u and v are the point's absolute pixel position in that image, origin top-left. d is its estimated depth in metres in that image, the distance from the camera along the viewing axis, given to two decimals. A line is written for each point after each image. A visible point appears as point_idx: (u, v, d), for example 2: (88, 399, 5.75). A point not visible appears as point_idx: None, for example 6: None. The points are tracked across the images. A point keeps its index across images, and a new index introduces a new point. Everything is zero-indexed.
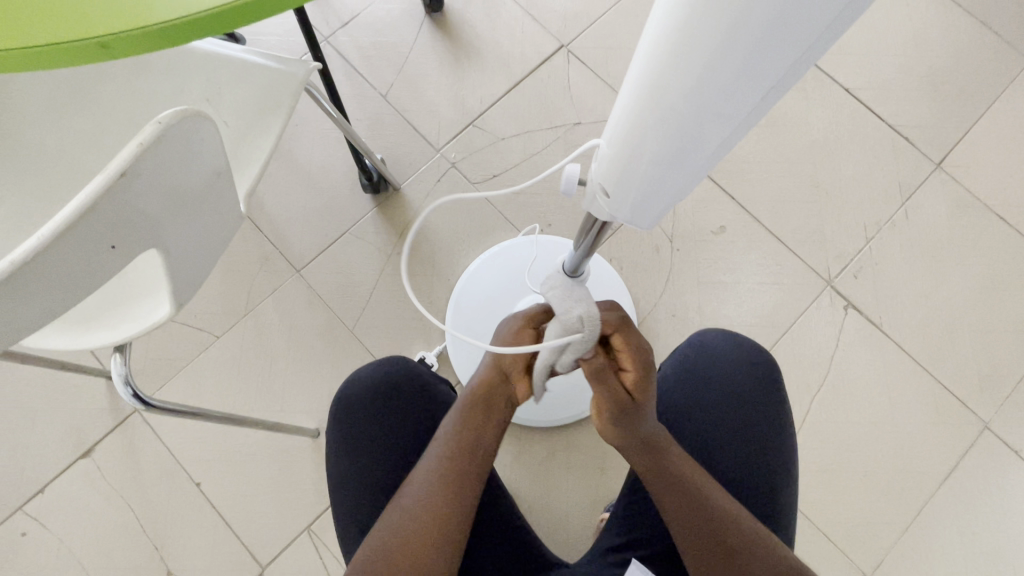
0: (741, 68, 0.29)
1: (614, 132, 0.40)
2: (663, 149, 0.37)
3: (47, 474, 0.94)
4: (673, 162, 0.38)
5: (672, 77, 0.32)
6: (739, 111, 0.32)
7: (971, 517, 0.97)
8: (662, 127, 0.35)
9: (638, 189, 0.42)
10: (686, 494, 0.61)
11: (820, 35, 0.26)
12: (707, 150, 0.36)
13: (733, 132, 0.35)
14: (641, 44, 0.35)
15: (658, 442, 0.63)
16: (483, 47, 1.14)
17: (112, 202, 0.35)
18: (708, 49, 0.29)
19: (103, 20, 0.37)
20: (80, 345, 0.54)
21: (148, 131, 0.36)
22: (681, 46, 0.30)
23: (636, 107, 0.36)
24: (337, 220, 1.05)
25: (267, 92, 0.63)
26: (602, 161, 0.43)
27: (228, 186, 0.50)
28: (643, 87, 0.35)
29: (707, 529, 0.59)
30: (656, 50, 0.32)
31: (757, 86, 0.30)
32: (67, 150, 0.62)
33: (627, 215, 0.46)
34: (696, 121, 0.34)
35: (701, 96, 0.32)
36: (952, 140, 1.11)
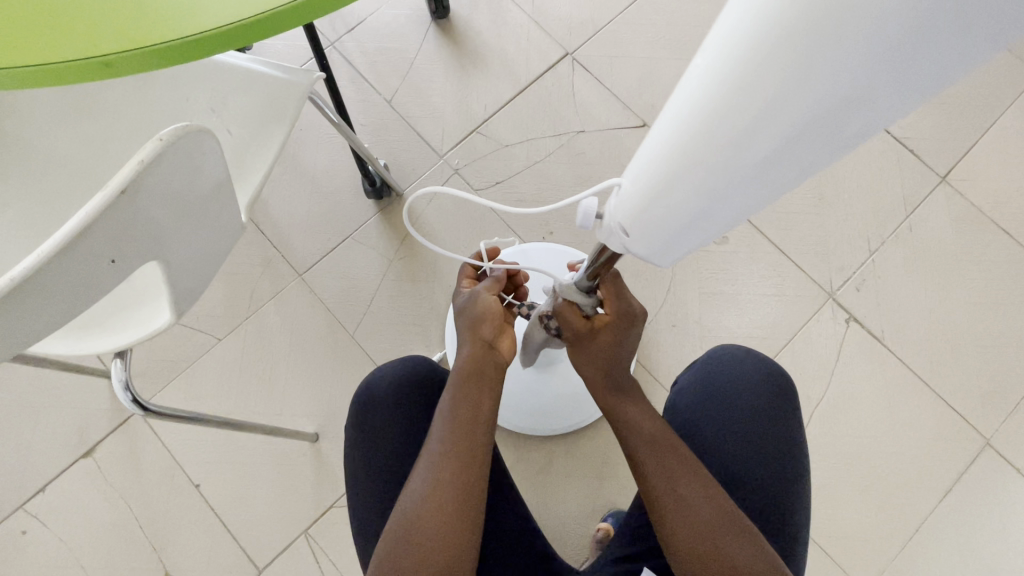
0: (801, 133, 0.27)
1: (643, 175, 0.37)
2: (697, 203, 0.35)
3: (48, 473, 0.95)
4: (706, 213, 0.36)
5: (719, 131, 0.30)
6: (786, 171, 0.31)
7: (970, 533, 0.96)
8: (700, 181, 0.34)
9: (662, 235, 0.40)
10: (650, 440, 0.61)
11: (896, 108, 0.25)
12: (746, 202, 0.35)
13: (777, 187, 0.33)
14: (682, 92, 0.33)
15: (621, 382, 0.64)
16: (488, 54, 1.14)
17: (112, 218, 0.36)
18: (771, 107, 0.27)
19: (108, 39, 0.37)
20: (80, 349, 0.55)
21: (150, 150, 0.36)
22: (738, 101, 0.28)
23: (676, 158, 0.34)
24: (340, 224, 1.06)
25: (271, 100, 0.63)
26: (625, 202, 0.40)
27: (230, 198, 0.50)
28: (684, 138, 0.33)
29: (666, 477, 0.59)
30: (705, 101, 0.30)
31: (814, 150, 0.29)
32: (72, 156, 0.63)
33: (646, 256, 0.44)
34: (741, 178, 0.32)
35: (750, 152, 0.30)
36: (958, 153, 1.11)
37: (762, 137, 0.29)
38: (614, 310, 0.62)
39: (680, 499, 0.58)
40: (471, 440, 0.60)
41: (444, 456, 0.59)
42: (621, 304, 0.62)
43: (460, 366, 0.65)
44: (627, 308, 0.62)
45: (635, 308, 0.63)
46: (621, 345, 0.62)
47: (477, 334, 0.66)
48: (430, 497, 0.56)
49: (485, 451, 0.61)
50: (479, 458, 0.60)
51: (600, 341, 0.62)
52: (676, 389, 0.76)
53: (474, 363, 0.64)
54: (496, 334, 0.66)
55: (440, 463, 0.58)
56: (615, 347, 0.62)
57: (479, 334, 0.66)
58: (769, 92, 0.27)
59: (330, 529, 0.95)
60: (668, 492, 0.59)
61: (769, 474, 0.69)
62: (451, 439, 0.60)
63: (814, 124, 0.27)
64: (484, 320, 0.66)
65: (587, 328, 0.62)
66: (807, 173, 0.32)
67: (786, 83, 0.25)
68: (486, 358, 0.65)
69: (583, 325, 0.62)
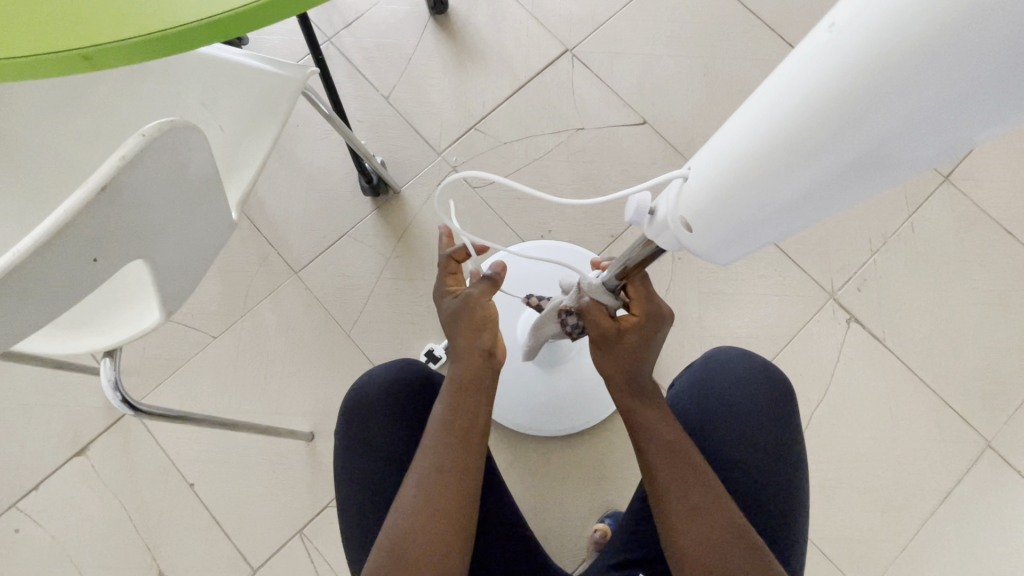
0: (936, 126, 0.24)
1: (721, 169, 0.34)
2: (779, 206, 0.32)
3: (42, 471, 0.94)
4: (787, 215, 0.33)
5: (830, 122, 0.27)
6: (898, 169, 0.27)
7: (970, 536, 0.95)
8: (788, 184, 0.31)
9: (733, 234, 0.36)
10: (666, 444, 0.60)
11: None
12: (834, 206, 0.32)
13: (873, 190, 0.30)
14: (778, 83, 0.29)
15: (641, 383, 0.63)
16: (487, 50, 1.13)
17: (92, 217, 0.35)
18: (905, 98, 0.23)
19: (87, 32, 0.36)
20: (68, 349, 0.54)
21: (132, 145, 0.35)
22: (861, 90, 0.25)
23: (763, 156, 0.31)
24: (337, 222, 1.05)
25: (264, 95, 0.62)
26: (691, 199, 0.37)
27: (220, 195, 0.49)
28: (779, 135, 0.29)
29: (680, 484, 0.58)
30: (817, 87, 0.26)
31: (941, 146, 0.25)
32: (62, 151, 0.62)
33: (707, 255, 0.41)
34: (838, 182, 0.29)
35: (866, 148, 0.26)
36: (962, 152, 1.10)
37: (884, 132, 0.25)
38: (642, 312, 0.61)
39: (692, 507, 0.57)
40: (468, 445, 0.60)
41: (440, 461, 0.58)
42: (651, 307, 0.61)
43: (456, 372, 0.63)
44: (656, 312, 0.61)
45: (662, 310, 0.62)
46: (648, 348, 0.62)
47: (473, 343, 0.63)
48: (423, 500, 0.56)
49: (479, 455, 0.60)
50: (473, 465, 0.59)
51: (626, 342, 0.61)
52: (675, 392, 0.75)
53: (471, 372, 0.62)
54: (493, 343, 0.64)
55: (436, 468, 0.58)
56: (639, 351, 0.61)
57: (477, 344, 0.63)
58: (897, 92, 0.24)
59: (325, 529, 0.94)
60: (680, 499, 0.58)
61: (767, 478, 0.68)
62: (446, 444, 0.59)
63: (948, 126, 0.24)
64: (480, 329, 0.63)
65: (615, 331, 0.61)
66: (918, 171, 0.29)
67: (934, 71, 0.22)
68: (483, 368, 0.63)
69: (611, 327, 0.61)
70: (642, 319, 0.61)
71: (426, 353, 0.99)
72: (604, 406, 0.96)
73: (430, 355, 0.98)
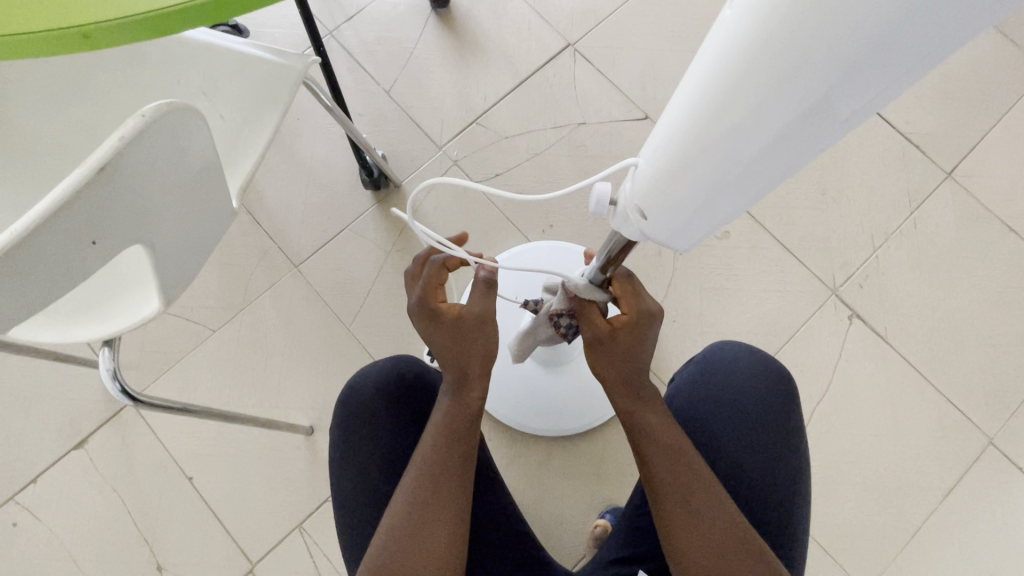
0: (830, 90, 0.26)
1: (661, 150, 0.37)
2: (714, 178, 0.35)
3: (40, 465, 0.94)
4: (726, 188, 0.35)
5: (744, 94, 0.29)
6: (812, 139, 0.30)
7: (972, 533, 0.95)
8: (717, 153, 0.33)
9: (677, 217, 0.39)
10: (669, 448, 0.60)
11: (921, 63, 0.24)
12: (765, 177, 0.34)
13: (798, 160, 0.32)
14: (697, 63, 0.33)
15: (640, 386, 0.62)
16: (489, 44, 1.13)
17: (91, 197, 0.35)
18: (798, 65, 0.26)
19: (85, 9, 0.36)
20: (64, 339, 0.53)
21: (131, 125, 0.35)
22: (764, 61, 0.27)
23: (691, 131, 0.33)
24: (337, 216, 1.04)
25: (263, 84, 0.62)
26: (640, 183, 0.40)
27: (220, 181, 0.49)
28: (699, 109, 0.32)
29: (681, 491, 0.58)
30: (726, 65, 0.30)
31: (841, 112, 0.28)
32: (61, 138, 0.61)
33: (664, 240, 0.43)
34: (758, 149, 0.31)
35: (777, 117, 0.29)
36: (964, 149, 1.09)
37: (788, 98, 0.28)
38: (632, 309, 0.60)
39: (694, 512, 0.57)
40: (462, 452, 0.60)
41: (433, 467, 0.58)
42: (640, 300, 0.60)
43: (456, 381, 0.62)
44: (645, 306, 0.60)
45: (652, 307, 0.61)
46: (640, 345, 0.61)
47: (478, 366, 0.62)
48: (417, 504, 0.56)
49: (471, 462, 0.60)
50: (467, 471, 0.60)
51: (619, 342, 0.60)
52: (674, 387, 0.75)
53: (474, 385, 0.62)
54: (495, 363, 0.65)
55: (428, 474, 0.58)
56: (635, 349, 0.61)
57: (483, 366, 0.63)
58: (782, 51, 0.26)
59: (325, 524, 0.93)
60: (682, 504, 0.57)
61: (769, 473, 0.68)
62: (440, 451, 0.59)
63: (836, 85, 0.26)
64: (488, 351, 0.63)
65: (608, 332, 0.61)
66: (832, 141, 0.31)
67: (816, 38, 0.25)
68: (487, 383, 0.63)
69: (603, 328, 0.61)
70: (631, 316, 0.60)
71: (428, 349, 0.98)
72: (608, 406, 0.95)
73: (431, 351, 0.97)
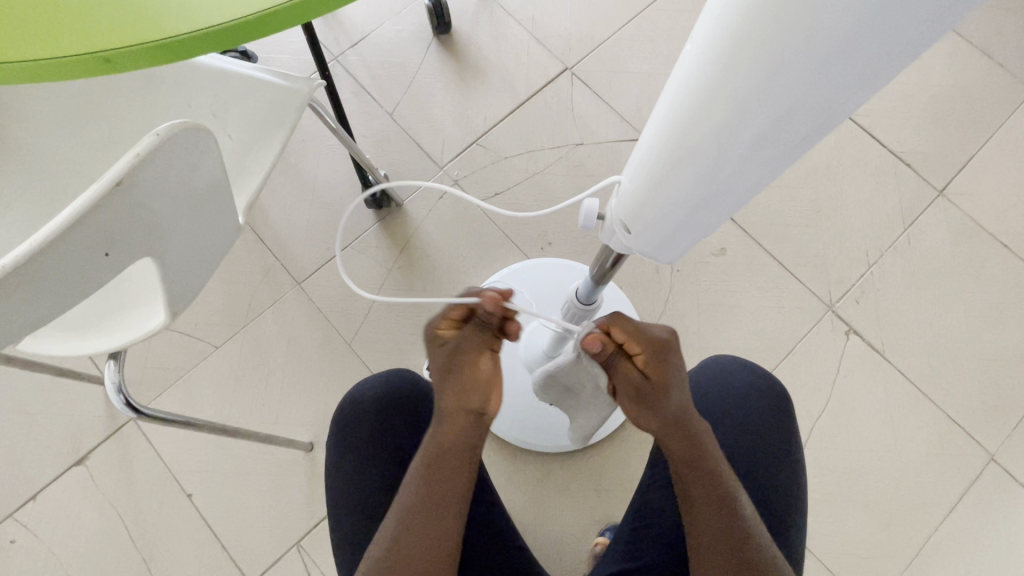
0: (785, 112, 0.29)
1: (640, 170, 0.40)
2: (688, 195, 0.38)
3: (40, 481, 0.94)
4: (700, 205, 0.38)
5: (708, 119, 0.32)
6: (773, 154, 0.33)
7: (977, 552, 0.94)
8: (688, 173, 0.36)
9: (660, 229, 0.42)
10: (715, 494, 0.56)
11: (858, 88, 0.27)
12: (734, 192, 0.37)
13: (763, 175, 0.35)
14: (668, 90, 0.36)
15: (689, 423, 0.57)
16: (489, 68, 1.16)
17: (107, 209, 0.36)
18: (750, 96, 0.29)
19: (107, 36, 0.38)
20: (74, 351, 0.55)
21: (145, 144, 0.36)
22: (721, 89, 0.30)
23: (665, 152, 0.37)
24: (340, 234, 1.06)
25: (272, 106, 0.64)
26: (625, 199, 0.43)
27: (227, 198, 0.50)
28: (670, 133, 0.35)
29: (728, 540, 0.55)
30: (691, 92, 0.32)
31: (796, 131, 0.30)
32: (76, 157, 0.64)
33: (649, 252, 0.46)
34: (723, 167, 0.34)
35: (739, 137, 0.32)
36: (955, 167, 1.12)
37: (746, 119, 0.31)
38: (643, 345, 0.55)
39: (743, 563, 0.55)
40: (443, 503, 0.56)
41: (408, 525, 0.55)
42: (627, 323, 0.56)
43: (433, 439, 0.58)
44: (635, 326, 0.56)
45: (660, 335, 0.56)
46: (674, 373, 0.56)
47: (454, 406, 0.57)
48: (392, 560, 0.54)
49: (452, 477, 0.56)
50: (447, 529, 0.55)
51: (654, 385, 0.56)
52: None
53: (450, 443, 0.57)
54: (483, 403, 0.57)
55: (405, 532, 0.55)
56: (676, 378, 0.56)
57: (464, 405, 0.57)
58: (732, 84, 0.30)
59: (323, 541, 0.93)
60: (730, 552, 0.55)
61: (766, 487, 0.68)
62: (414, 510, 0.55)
63: (784, 112, 0.29)
64: (468, 372, 0.57)
65: (644, 376, 0.56)
66: (794, 155, 0.34)
67: (766, 66, 0.27)
68: (470, 432, 0.57)
69: (638, 376, 0.56)
70: (646, 350, 0.55)
71: (429, 363, 0.99)
72: (613, 419, 0.95)
73: (432, 365, 0.98)
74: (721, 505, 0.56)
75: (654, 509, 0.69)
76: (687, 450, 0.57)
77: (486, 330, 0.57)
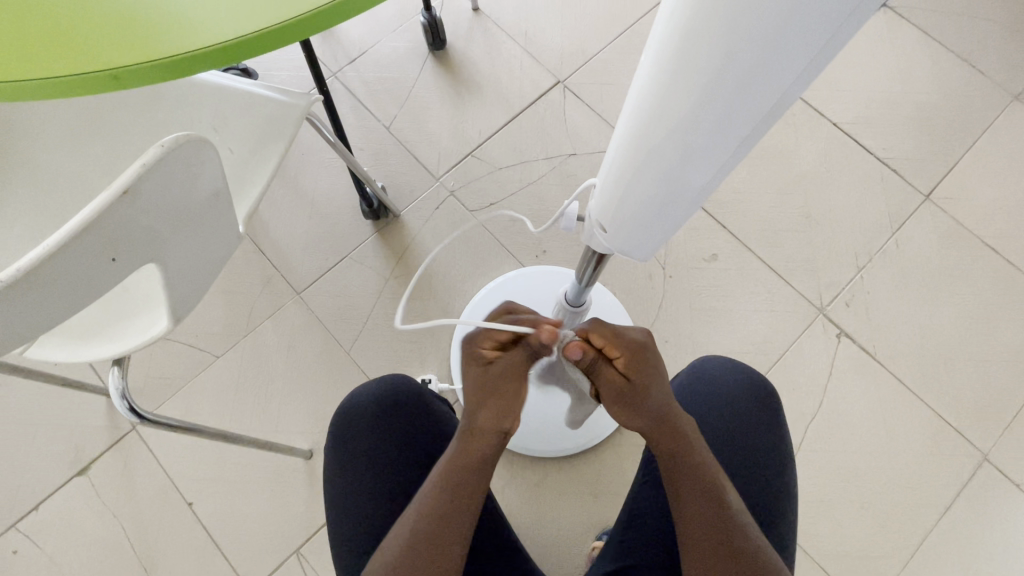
0: (733, 104, 0.32)
1: (611, 170, 0.42)
2: (655, 190, 0.40)
3: (43, 490, 0.95)
4: (668, 200, 0.41)
5: (666, 117, 0.35)
6: (728, 147, 0.35)
7: (973, 552, 0.94)
8: (653, 168, 0.39)
9: (633, 226, 0.45)
10: (704, 493, 0.57)
11: (794, 80, 0.30)
12: (698, 186, 0.39)
13: (721, 169, 0.38)
14: (631, 95, 0.39)
15: (676, 422, 0.58)
16: (483, 82, 1.19)
17: (114, 216, 0.38)
18: (699, 90, 0.32)
19: (115, 54, 0.40)
20: (80, 357, 0.57)
21: (152, 154, 0.39)
22: (674, 86, 0.33)
23: (631, 150, 0.39)
24: (339, 244, 1.09)
25: (270, 120, 0.67)
26: (600, 199, 0.46)
27: (227, 208, 0.53)
28: (635, 133, 0.38)
29: (717, 538, 0.56)
30: (651, 94, 0.35)
31: (745, 122, 0.33)
32: (82, 171, 0.66)
33: (626, 250, 0.48)
34: (684, 161, 0.37)
35: (696, 132, 0.34)
36: (941, 172, 1.14)
37: (699, 114, 0.33)
38: (622, 349, 0.57)
39: (733, 560, 0.56)
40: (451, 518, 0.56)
41: (421, 530, 0.55)
42: (605, 329, 0.58)
43: (452, 453, 0.58)
44: (614, 330, 0.58)
45: (637, 338, 0.58)
46: (655, 372, 0.58)
47: (488, 424, 0.58)
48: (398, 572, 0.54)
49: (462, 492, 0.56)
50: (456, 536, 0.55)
51: (637, 386, 0.57)
52: None
53: (473, 463, 0.57)
54: (512, 424, 0.59)
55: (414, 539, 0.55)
56: (657, 378, 0.58)
57: (494, 425, 0.58)
58: (682, 81, 0.32)
59: (322, 548, 0.94)
60: (720, 546, 0.56)
61: (756, 486, 0.69)
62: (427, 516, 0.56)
63: (730, 103, 0.32)
64: (506, 394, 0.58)
65: (626, 378, 0.57)
66: (748, 148, 0.36)
67: (710, 61, 0.30)
68: (493, 451, 0.58)
69: (621, 379, 0.57)
70: (625, 353, 0.57)
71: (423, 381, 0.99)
72: (608, 422, 0.97)
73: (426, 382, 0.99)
74: (711, 501, 0.57)
75: (649, 509, 0.70)
76: (674, 449, 0.58)
77: (528, 357, 0.59)
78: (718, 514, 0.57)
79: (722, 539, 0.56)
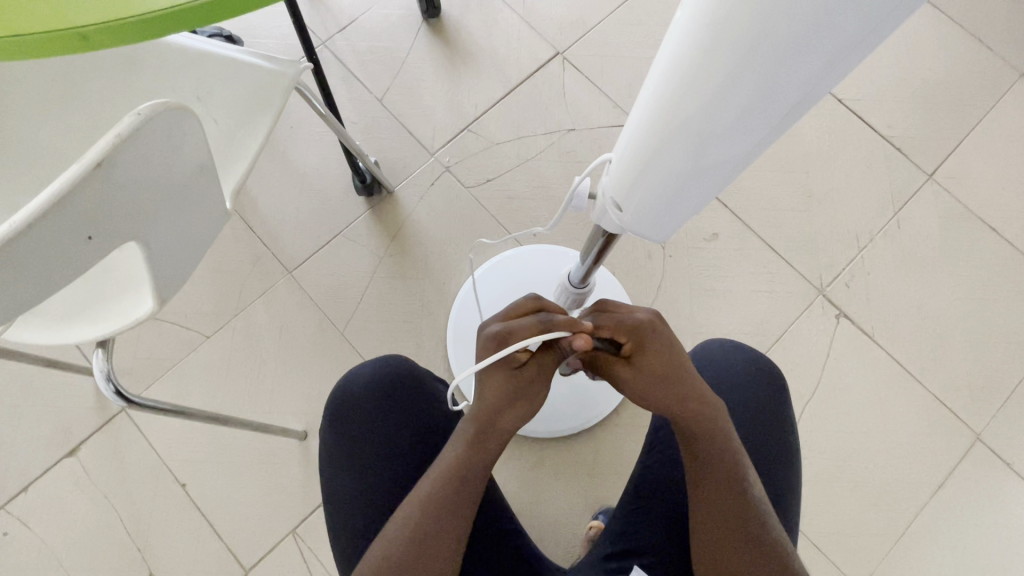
0: (774, 81, 0.29)
1: (630, 146, 0.40)
2: (680, 170, 0.38)
3: (32, 473, 0.93)
4: (690, 181, 0.38)
5: (698, 89, 0.32)
6: (761, 127, 0.32)
7: (962, 528, 0.96)
8: (678, 147, 0.36)
9: (652, 207, 0.42)
10: (729, 473, 0.57)
11: (841, 57, 0.27)
12: (722, 166, 0.37)
13: (751, 149, 0.35)
14: (656, 63, 0.36)
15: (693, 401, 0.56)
16: (480, 53, 1.15)
17: (87, 190, 0.35)
18: (735, 65, 0.29)
19: (82, 12, 0.37)
20: (61, 340, 0.54)
21: (127, 123, 0.36)
22: (706, 59, 0.30)
23: (654, 125, 0.37)
24: (331, 222, 1.05)
25: (256, 89, 0.63)
26: (616, 176, 0.43)
27: (212, 183, 0.50)
28: (660, 107, 0.35)
29: (733, 515, 0.56)
30: (681, 63, 0.32)
31: (785, 99, 0.30)
32: (56, 143, 0.62)
33: (639, 231, 0.46)
34: (712, 141, 0.34)
35: (728, 107, 0.32)
36: (945, 151, 1.12)
37: (732, 92, 0.31)
38: (628, 335, 0.54)
39: (751, 538, 0.56)
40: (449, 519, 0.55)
41: (415, 533, 0.54)
42: (607, 319, 0.55)
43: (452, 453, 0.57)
44: (614, 318, 0.54)
45: (641, 321, 0.54)
46: (663, 349, 0.55)
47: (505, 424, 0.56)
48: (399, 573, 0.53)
49: (460, 495, 0.56)
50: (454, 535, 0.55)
51: (643, 364, 0.55)
52: None
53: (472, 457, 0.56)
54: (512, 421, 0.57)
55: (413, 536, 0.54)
56: (667, 359, 0.55)
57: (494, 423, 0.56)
58: (716, 53, 0.29)
59: (318, 528, 0.93)
60: (734, 530, 0.56)
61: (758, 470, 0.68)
62: (425, 515, 0.55)
63: (767, 82, 0.29)
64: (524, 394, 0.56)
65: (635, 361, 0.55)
66: (782, 129, 0.34)
67: (752, 31, 0.27)
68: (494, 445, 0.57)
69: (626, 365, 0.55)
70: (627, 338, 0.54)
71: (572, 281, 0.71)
72: (607, 404, 0.96)
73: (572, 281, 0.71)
74: (733, 486, 0.57)
75: (650, 491, 0.70)
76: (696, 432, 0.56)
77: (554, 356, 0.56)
78: (740, 499, 0.57)
79: (740, 525, 0.56)
